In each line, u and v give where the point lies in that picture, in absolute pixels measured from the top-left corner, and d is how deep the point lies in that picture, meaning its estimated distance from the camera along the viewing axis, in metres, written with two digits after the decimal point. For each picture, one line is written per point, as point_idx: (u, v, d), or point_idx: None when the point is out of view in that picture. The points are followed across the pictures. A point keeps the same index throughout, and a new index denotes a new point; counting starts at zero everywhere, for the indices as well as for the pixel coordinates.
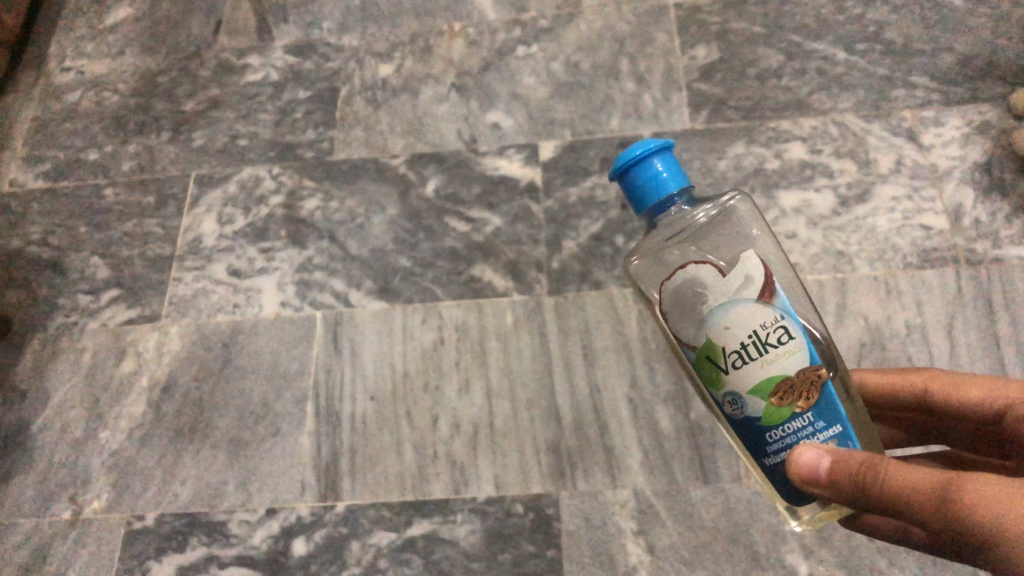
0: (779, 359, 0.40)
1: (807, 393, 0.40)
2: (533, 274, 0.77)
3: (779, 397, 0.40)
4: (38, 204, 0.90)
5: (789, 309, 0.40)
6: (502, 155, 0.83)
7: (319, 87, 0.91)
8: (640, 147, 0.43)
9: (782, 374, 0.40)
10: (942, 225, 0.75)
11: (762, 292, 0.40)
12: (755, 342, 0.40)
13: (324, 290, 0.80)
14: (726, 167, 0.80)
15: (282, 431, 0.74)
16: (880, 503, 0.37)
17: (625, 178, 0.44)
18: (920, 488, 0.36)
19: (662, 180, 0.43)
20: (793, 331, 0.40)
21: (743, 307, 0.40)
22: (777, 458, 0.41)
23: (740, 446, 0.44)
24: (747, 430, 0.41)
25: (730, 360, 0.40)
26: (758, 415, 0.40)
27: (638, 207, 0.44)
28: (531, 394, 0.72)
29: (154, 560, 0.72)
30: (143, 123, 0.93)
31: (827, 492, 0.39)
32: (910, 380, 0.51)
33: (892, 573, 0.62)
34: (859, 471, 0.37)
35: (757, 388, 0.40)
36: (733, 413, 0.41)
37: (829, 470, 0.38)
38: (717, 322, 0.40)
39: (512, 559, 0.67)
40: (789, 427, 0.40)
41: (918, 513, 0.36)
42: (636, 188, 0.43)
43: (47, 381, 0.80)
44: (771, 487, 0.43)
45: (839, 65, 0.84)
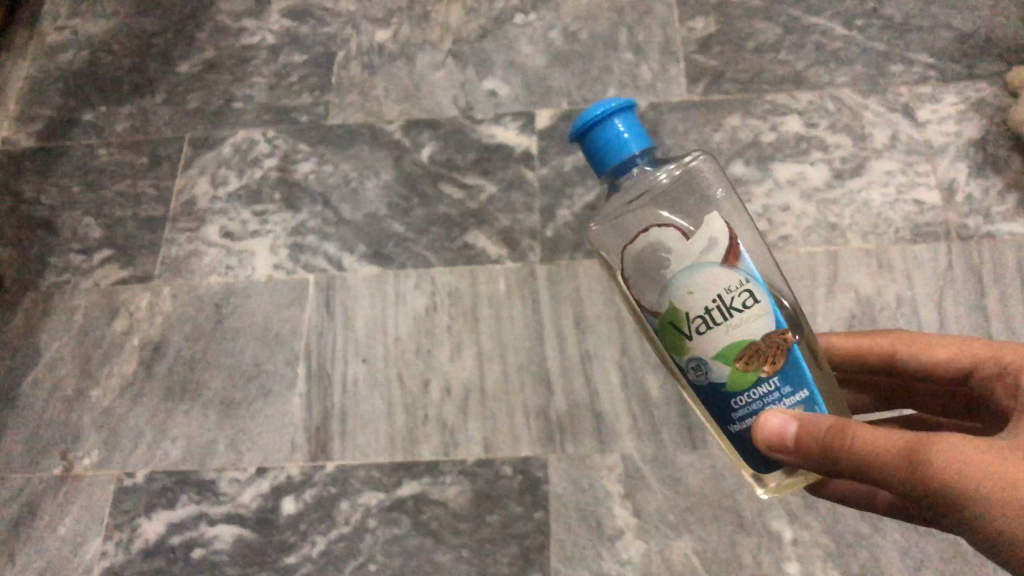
0: (744, 323, 0.39)
1: (773, 357, 0.40)
2: (526, 242, 0.77)
3: (744, 362, 0.40)
4: (31, 162, 0.90)
5: (755, 273, 0.40)
6: (498, 123, 0.83)
7: (315, 52, 0.91)
8: (601, 106, 0.42)
9: (747, 338, 0.40)
10: (936, 200, 0.75)
11: (727, 255, 0.40)
12: (720, 307, 0.39)
13: (317, 253, 0.80)
14: (722, 138, 0.80)
15: (273, 392, 0.74)
16: (847, 467, 0.37)
17: (586, 138, 0.42)
18: (885, 448, 0.36)
19: (623, 142, 0.42)
20: (759, 294, 0.40)
21: (707, 271, 0.40)
22: (743, 424, 0.41)
23: (705, 412, 0.44)
24: (713, 396, 0.41)
25: (695, 326, 0.40)
26: (723, 381, 0.40)
27: (599, 169, 0.43)
28: (522, 359, 0.72)
29: (144, 516, 0.72)
30: (137, 84, 0.93)
31: (794, 457, 0.39)
32: (879, 343, 0.51)
33: (876, 540, 0.63)
34: (825, 435, 0.38)
35: (722, 354, 0.40)
36: (698, 379, 0.41)
37: (796, 435, 0.39)
38: (680, 288, 0.40)
39: (500, 520, 0.67)
40: (755, 393, 0.40)
41: (884, 475, 0.36)
42: (596, 150, 0.42)
43: (39, 339, 0.80)
44: (737, 452, 0.44)
45: (837, 40, 0.84)
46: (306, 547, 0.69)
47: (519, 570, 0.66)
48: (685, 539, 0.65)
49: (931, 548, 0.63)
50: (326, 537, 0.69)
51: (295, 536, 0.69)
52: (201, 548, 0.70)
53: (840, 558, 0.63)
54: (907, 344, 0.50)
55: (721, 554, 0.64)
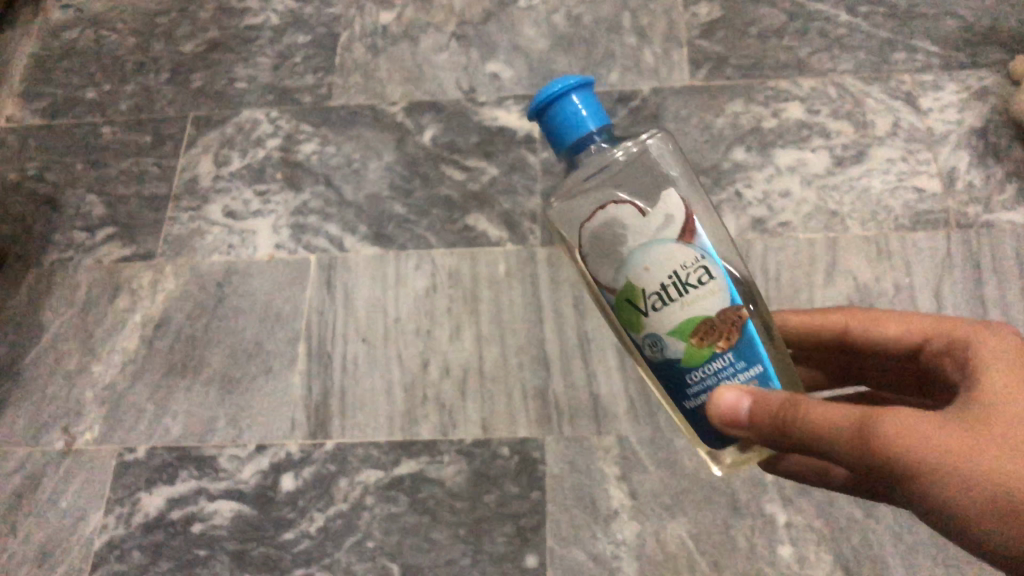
0: (699, 299, 0.40)
1: (728, 333, 0.40)
2: (527, 225, 0.77)
3: (699, 338, 0.40)
4: (34, 140, 0.90)
5: (711, 251, 0.41)
6: (500, 106, 0.83)
7: (319, 32, 0.91)
8: (559, 82, 0.42)
9: (702, 314, 0.40)
10: (936, 188, 0.76)
11: (683, 232, 0.40)
12: (676, 283, 0.40)
13: (318, 234, 0.80)
14: (724, 124, 0.80)
15: (274, 370, 0.75)
16: (801, 442, 0.37)
17: (545, 114, 0.43)
18: (837, 423, 0.36)
19: (580, 119, 0.42)
20: (714, 271, 0.40)
21: (663, 247, 0.40)
22: (698, 400, 0.42)
23: (661, 390, 0.45)
24: (668, 373, 0.42)
25: (651, 302, 0.40)
26: (677, 357, 0.41)
27: (558, 145, 0.43)
28: (521, 341, 0.73)
29: (144, 491, 0.73)
30: (141, 63, 0.93)
31: (748, 432, 0.39)
32: (830, 317, 0.51)
33: (869, 524, 0.64)
34: (778, 410, 0.38)
35: (677, 329, 0.40)
36: (655, 356, 0.41)
37: (749, 412, 0.38)
38: (637, 264, 0.40)
39: (497, 500, 0.68)
40: (710, 368, 0.41)
41: (838, 449, 0.36)
42: (555, 127, 0.43)
43: (41, 314, 0.81)
44: (692, 430, 0.44)
45: (840, 27, 0.84)
46: (304, 523, 0.69)
47: (515, 549, 0.66)
48: (680, 520, 0.65)
49: (923, 532, 0.63)
50: (324, 514, 0.70)
51: (293, 512, 0.70)
52: (200, 524, 0.71)
53: (833, 541, 0.64)
54: (858, 318, 0.49)
55: (715, 536, 0.65)
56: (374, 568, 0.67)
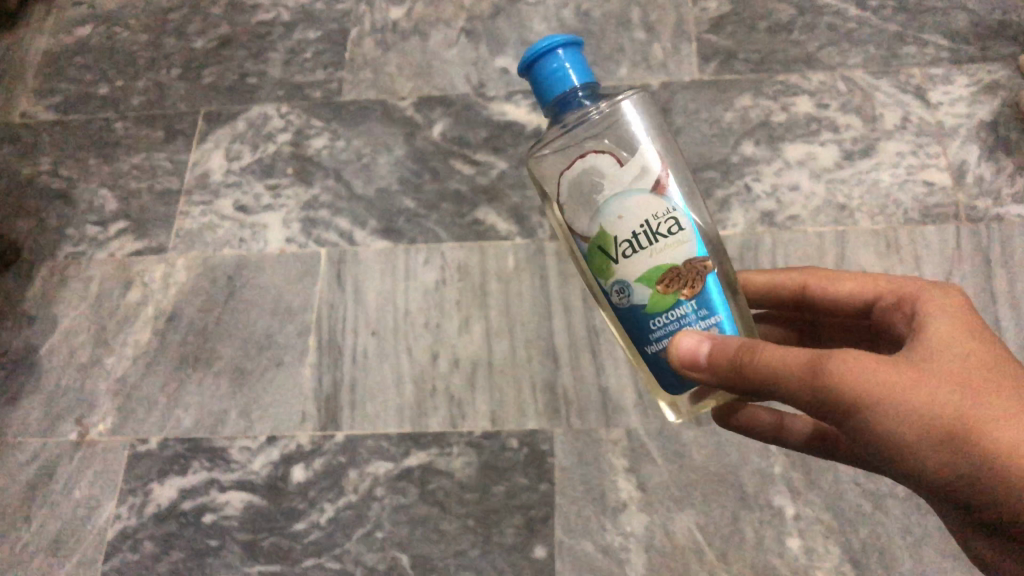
0: (668, 249, 0.41)
1: (693, 281, 0.41)
2: (536, 219, 0.78)
3: (665, 285, 0.41)
4: (48, 135, 0.91)
5: (682, 203, 0.42)
6: (510, 101, 0.84)
7: (329, 28, 0.91)
8: (546, 40, 0.43)
9: (669, 263, 0.41)
10: (945, 182, 0.76)
11: (657, 184, 0.41)
12: (647, 232, 0.41)
13: (329, 228, 0.80)
14: (733, 118, 0.80)
15: (285, 362, 0.75)
16: (757, 383, 0.38)
17: (531, 71, 0.43)
18: (793, 364, 0.37)
19: (562, 75, 0.42)
20: (684, 222, 0.41)
21: (637, 197, 0.41)
22: (659, 345, 0.42)
23: (623, 336, 0.45)
24: (632, 319, 0.42)
25: (621, 249, 0.41)
26: (642, 303, 0.41)
27: (544, 103, 0.44)
28: (530, 334, 0.73)
29: (156, 482, 0.73)
30: (154, 59, 0.94)
31: (705, 376, 0.40)
32: (792, 277, 0.53)
33: (877, 516, 0.64)
34: (738, 353, 0.38)
35: (644, 276, 0.41)
36: (620, 303, 0.42)
37: (709, 355, 0.39)
38: (611, 212, 0.41)
39: (505, 491, 0.68)
40: (672, 315, 0.41)
41: (792, 388, 0.37)
42: (539, 84, 0.43)
43: (55, 307, 0.82)
44: (650, 375, 0.44)
45: (850, 21, 0.84)
46: (314, 514, 0.70)
47: (524, 540, 0.67)
48: (688, 512, 0.66)
49: (932, 524, 0.63)
50: (335, 505, 0.70)
51: (304, 504, 0.70)
52: (211, 514, 0.71)
53: (841, 533, 0.64)
54: (817, 279, 0.51)
55: (723, 527, 0.65)
56: (384, 559, 0.68)
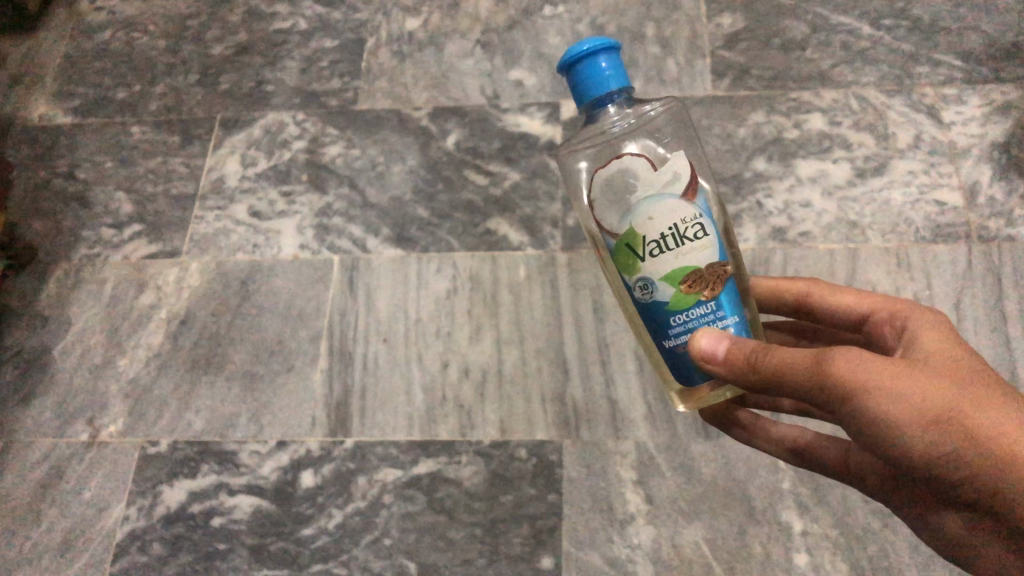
0: (693, 252, 0.41)
1: (713, 284, 0.41)
2: (548, 230, 0.78)
3: (688, 285, 0.41)
4: (66, 138, 0.92)
5: (707, 209, 0.42)
6: (524, 113, 0.84)
7: (346, 37, 0.92)
8: (589, 42, 0.41)
9: (693, 265, 0.41)
10: (957, 202, 0.76)
11: (687, 190, 0.41)
12: (674, 234, 0.41)
13: (342, 235, 0.81)
14: (746, 134, 0.81)
15: (296, 368, 0.76)
16: (766, 379, 0.39)
17: (570, 70, 0.42)
18: (798, 358, 0.38)
19: (604, 77, 0.41)
20: (708, 228, 0.41)
21: (668, 202, 0.41)
22: (678, 340, 0.42)
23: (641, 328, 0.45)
24: (653, 314, 0.43)
25: (649, 248, 0.41)
26: (665, 300, 0.42)
27: (580, 100, 0.42)
28: (541, 344, 0.73)
29: (165, 485, 0.74)
30: (171, 65, 0.94)
31: (722, 371, 0.41)
32: (797, 285, 0.53)
33: (885, 534, 0.64)
34: (749, 353, 0.39)
35: (669, 276, 0.41)
36: (642, 298, 0.42)
37: (725, 352, 0.40)
38: (643, 213, 0.41)
39: (513, 501, 0.68)
40: (692, 313, 0.42)
41: (797, 381, 0.38)
42: (578, 83, 0.42)
43: (69, 309, 0.82)
44: (666, 365, 0.45)
45: (864, 40, 0.84)
46: (322, 520, 0.70)
47: (531, 550, 0.67)
48: (695, 526, 0.66)
49: None
50: (342, 511, 0.70)
51: (312, 509, 0.71)
52: (219, 517, 0.72)
53: (848, 550, 0.64)
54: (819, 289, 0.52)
55: (731, 541, 0.65)
56: (390, 566, 0.68)
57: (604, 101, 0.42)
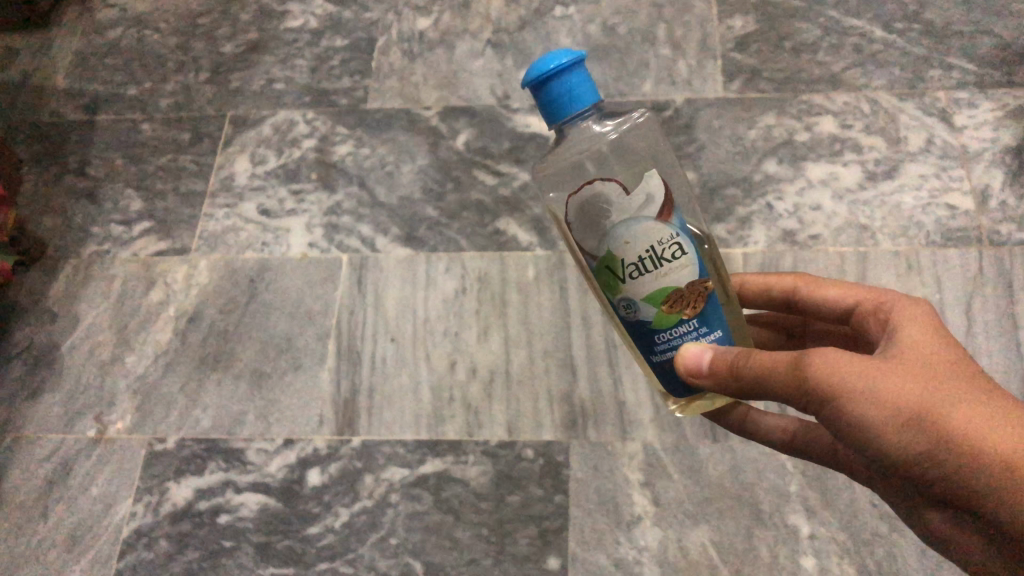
0: (672, 272, 0.40)
1: (695, 302, 0.41)
2: (556, 230, 0.78)
3: (669, 305, 0.41)
4: (76, 134, 0.92)
5: (684, 224, 0.41)
6: (534, 113, 0.84)
7: (357, 36, 0.92)
8: (555, 59, 0.38)
9: (673, 285, 0.40)
10: (969, 206, 0.75)
11: (661, 211, 0.40)
12: (652, 257, 0.40)
13: (351, 234, 0.81)
14: (756, 136, 0.80)
15: (304, 366, 0.76)
16: (748, 383, 0.39)
17: (537, 92, 0.39)
18: (777, 362, 0.38)
19: (578, 92, 0.39)
20: (687, 247, 0.40)
21: (642, 225, 0.40)
22: (664, 355, 0.43)
23: (629, 339, 0.45)
24: (638, 331, 0.42)
25: (628, 271, 0.40)
26: (648, 320, 0.41)
27: (550, 119, 0.40)
28: (548, 345, 0.73)
29: (172, 481, 0.74)
30: (182, 63, 0.95)
31: (709, 382, 0.41)
32: (784, 279, 0.53)
33: (893, 539, 0.63)
34: (732, 360, 0.40)
35: (650, 297, 0.41)
36: (626, 317, 0.42)
37: (710, 361, 0.41)
38: (618, 238, 0.40)
39: (520, 501, 0.68)
40: (676, 331, 0.42)
41: (776, 384, 0.38)
42: (549, 104, 0.39)
43: (79, 305, 0.82)
44: (654, 376, 0.45)
45: (876, 43, 0.84)
46: (329, 518, 0.70)
47: (537, 550, 0.66)
48: (702, 528, 0.66)
49: None
50: (349, 510, 0.70)
51: (319, 507, 0.71)
52: (226, 515, 0.72)
53: (856, 554, 0.63)
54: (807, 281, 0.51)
55: (738, 544, 0.65)
56: (396, 565, 0.68)
57: (577, 118, 0.40)
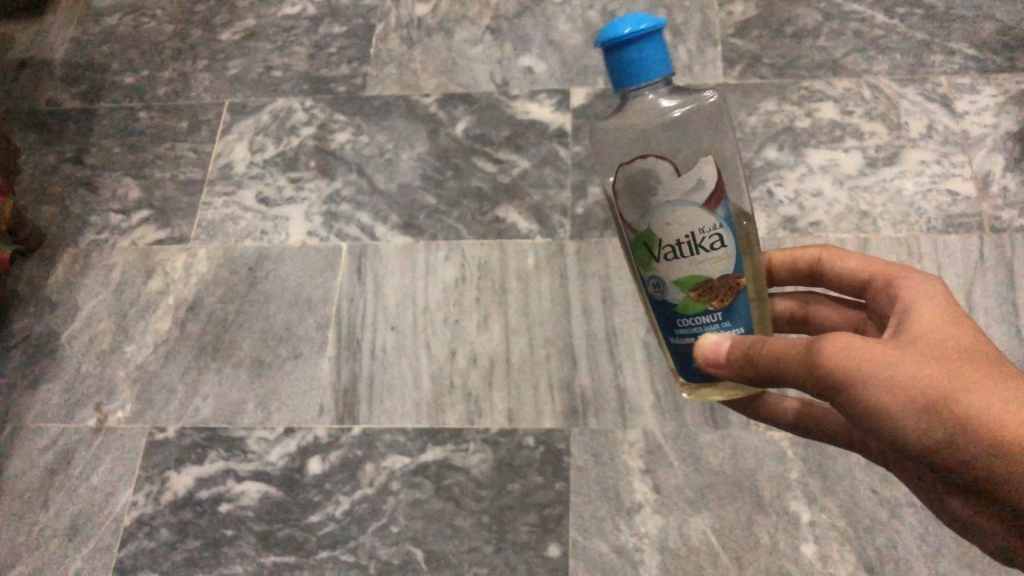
0: (707, 262, 0.40)
1: (724, 295, 0.41)
2: (557, 218, 0.78)
3: (698, 293, 0.41)
4: (73, 123, 0.91)
5: (730, 216, 0.40)
6: (533, 100, 0.84)
7: (355, 23, 0.91)
8: (632, 25, 0.37)
9: (706, 274, 0.41)
10: (969, 191, 0.75)
11: (709, 199, 0.40)
12: (690, 243, 0.40)
13: (350, 222, 0.81)
14: (757, 123, 0.80)
15: (304, 355, 0.76)
16: (761, 370, 0.39)
17: (610, 56, 0.38)
18: (791, 348, 0.38)
19: (652, 61, 0.38)
20: (727, 239, 0.40)
21: (686, 209, 0.40)
22: (682, 340, 0.43)
23: (651, 315, 0.46)
24: (662, 311, 0.43)
25: (664, 251, 0.41)
26: (674, 303, 0.42)
27: (619, 85, 0.39)
28: (549, 333, 0.73)
29: (173, 470, 0.74)
30: (179, 50, 0.94)
31: (727, 373, 0.41)
32: (810, 251, 0.52)
33: (894, 525, 0.63)
34: (748, 347, 0.39)
35: (680, 282, 0.41)
36: (653, 294, 0.43)
37: (728, 351, 0.40)
38: (661, 218, 0.40)
39: (521, 489, 0.68)
40: (699, 319, 0.42)
41: (790, 370, 0.38)
42: (626, 66, 0.38)
43: (77, 294, 0.82)
44: (668, 354, 0.46)
45: (877, 29, 0.84)
46: (330, 506, 0.70)
47: (538, 538, 0.67)
48: (702, 515, 0.66)
49: (949, 535, 0.63)
50: (350, 498, 0.70)
51: (320, 496, 0.71)
52: (227, 504, 0.72)
53: (857, 540, 0.63)
54: (832, 254, 0.51)
55: (739, 531, 0.65)
56: (397, 553, 0.68)
57: (644, 87, 0.39)
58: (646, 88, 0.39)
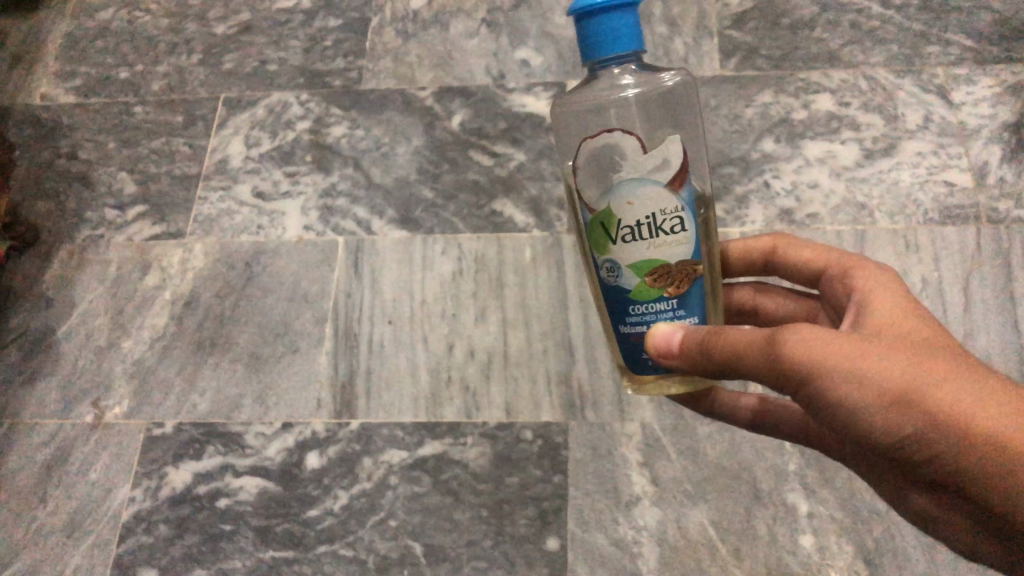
0: (666, 245, 0.40)
1: (680, 281, 0.41)
2: (554, 211, 0.77)
3: (653, 278, 0.41)
4: (68, 118, 0.91)
5: (691, 199, 0.40)
6: (530, 93, 0.83)
7: (350, 17, 0.91)
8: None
9: (663, 259, 0.40)
10: (966, 182, 0.75)
11: (673, 179, 0.39)
12: (650, 225, 0.39)
13: (346, 216, 0.81)
14: (754, 114, 0.80)
15: (301, 349, 0.76)
16: (720, 363, 0.38)
17: (581, 27, 0.38)
18: (753, 341, 0.37)
19: (623, 34, 0.38)
20: (687, 223, 0.40)
21: (650, 188, 0.39)
22: (633, 329, 0.42)
23: (600, 304, 0.45)
24: (614, 297, 0.42)
25: (622, 232, 0.40)
26: (628, 288, 0.41)
27: (590, 57, 0.39)
28: (546, 326, 0.73)
29: (171, 466, 0.74)
30: (174, 44, 0.94)
31: (679, 363, 0.40)
32: (763, 241, 0.52)
33: (891, 516, 0.63)
34: (703, 338, 0.39)
35: (636, 265, 0.40)
36: (606, 279, 0.42)
37: (680, 342, 0.40)
38: (622, 196, 0.39)
39: (519, 483, 0.68)
40: (652, 306, 0.41)
41: (752, 363, 0.37)
42: (597, 39, 0.38)
43: (74, 290, 0.82)
44: (614, 345, 0.45)
45: (874, 19, 0.83)
46: (329, 501, 0.70)
47: (537, 531, 0.67)
48: (701, 508, 0.66)
49: None
50: (348, 493, 0.70)
51: (318, 491, 0.71)
52: (225, 499, 0.72)
53: (854, 532, 0.64)
54: (786, 243, 0.51)
55: (738, 523, 0.65)
56: (396, 547, 0.68)
57: (614, 59, 0.39)
58: (618, 61, 0.39)
